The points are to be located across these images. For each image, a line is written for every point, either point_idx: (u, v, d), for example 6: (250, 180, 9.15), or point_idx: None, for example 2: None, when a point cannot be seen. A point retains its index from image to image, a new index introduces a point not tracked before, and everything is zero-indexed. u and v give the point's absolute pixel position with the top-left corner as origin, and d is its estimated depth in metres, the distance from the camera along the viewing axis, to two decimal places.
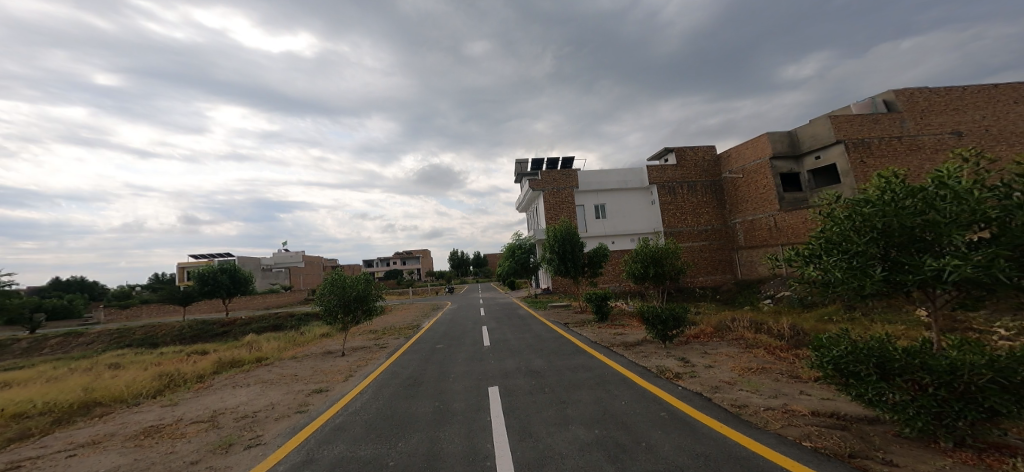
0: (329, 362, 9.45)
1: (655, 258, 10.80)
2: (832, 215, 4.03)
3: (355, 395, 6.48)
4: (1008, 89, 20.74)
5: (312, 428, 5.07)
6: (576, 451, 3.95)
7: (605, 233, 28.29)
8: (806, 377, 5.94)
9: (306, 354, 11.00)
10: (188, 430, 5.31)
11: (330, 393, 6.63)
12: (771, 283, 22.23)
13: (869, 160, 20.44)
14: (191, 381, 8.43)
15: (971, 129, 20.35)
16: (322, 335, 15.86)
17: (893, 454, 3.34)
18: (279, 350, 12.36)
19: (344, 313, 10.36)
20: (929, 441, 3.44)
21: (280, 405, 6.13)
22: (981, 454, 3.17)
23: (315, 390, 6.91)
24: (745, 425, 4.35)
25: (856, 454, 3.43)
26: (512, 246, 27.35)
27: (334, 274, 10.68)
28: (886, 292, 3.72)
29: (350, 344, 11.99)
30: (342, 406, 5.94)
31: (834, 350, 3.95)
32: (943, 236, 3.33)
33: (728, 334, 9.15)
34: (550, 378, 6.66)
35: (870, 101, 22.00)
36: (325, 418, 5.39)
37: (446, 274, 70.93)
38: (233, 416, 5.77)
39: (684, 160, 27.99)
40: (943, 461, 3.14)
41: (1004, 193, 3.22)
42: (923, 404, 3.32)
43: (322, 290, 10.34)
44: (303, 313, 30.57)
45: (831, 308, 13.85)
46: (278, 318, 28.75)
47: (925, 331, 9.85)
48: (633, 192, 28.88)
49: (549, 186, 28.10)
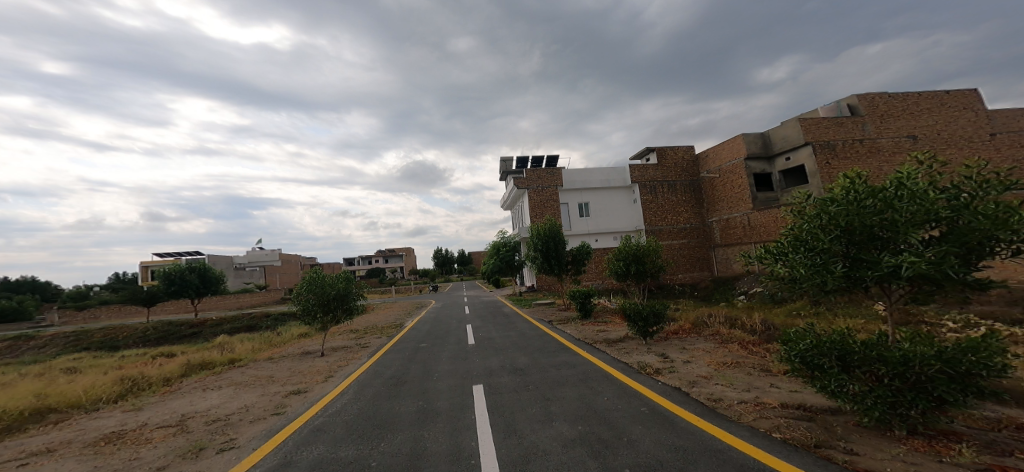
0: (307, 363, 9.25)
1: (636, 256, 10.98)
2: (802, 214, 4.18)
3: (335, 396, 6.34)
4: (959, 95, 22.05)
5: (288, 430, 4.95)
6: (560, 448, 4.00)
7: (588, 231, 28.60)
8: (777, 371, 6.18)
9: (283, 355, 10.73)
10: (154, 435, 5.11)
11: (308, 394, 6.50)
12: (744, 280, 22.98)
13: (835, 162, 21.33)
14: (157, 385, 8.09)
15: (925, 133, 21.61)
16: (300, 335, 15.52)
17: (853, 443, 3.53)
18: (254, 351, 12.02)
19: (324, 312, 10.11)
20: (885, 430, 3.68)
21: (255, 408, 5.97)
22: (928, 440, 3.43)
23: (293, 391, 6.77)
24: (719, 418, 4.50)
25: (820, 444, 3.60)
26: (496, 244, 27.31)
27: (314, 273, 10.40)
28: (848, 287, 3.91)
29: (329, 344, 11.72)
30: (323, 407, 5.84)
31: (800, 344, 4.11)
32: (900, 234, 3.53)
33: (706, 329, 9.41)
34: (535, 375, 6.72)
35: (836, 105, 22.93)
36: (303, 420, 5.28)
37: (431, 273, 70.17)
38: (203, 420, 5.59)
39: (664, 159, 28.55)
40: (898, 449, 3.34)
41: (954, 194, 3.46)
42: (879, 394, 3.52)
43: (300, 289, 10.09)
44: (278, 313, 29.76)
45: (800, 303, 14.47)
46: (252, 319, 27.75)
47: (882, 325, 10.48)
48: (615, 191, 29.25)
49: (534, 184, 28.16)
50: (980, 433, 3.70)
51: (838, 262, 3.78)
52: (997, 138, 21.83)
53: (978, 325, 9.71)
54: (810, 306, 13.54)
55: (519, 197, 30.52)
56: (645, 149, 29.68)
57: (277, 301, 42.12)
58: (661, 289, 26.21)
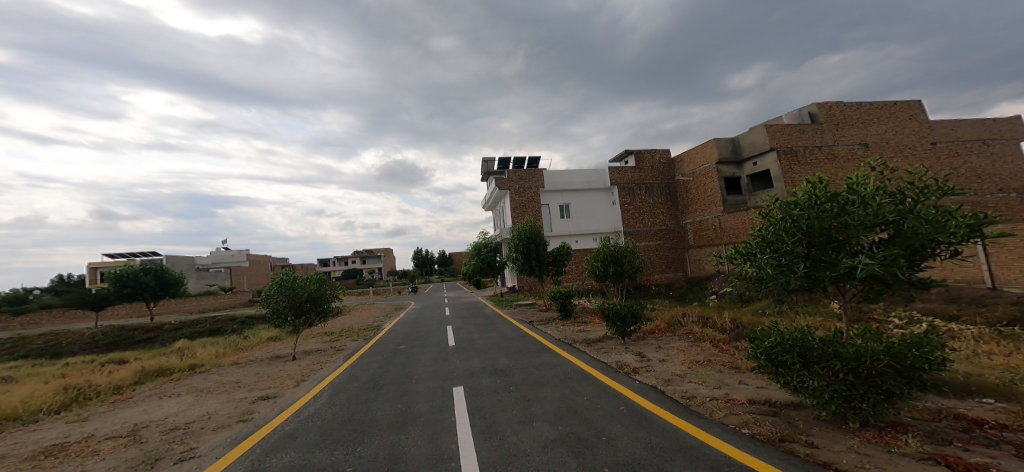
0: (277, 367, 8.94)
1: (615, 257, 11.18)
2: (768, 216, 4.40)
3: (308, 401, 6.16)
4: (905, 106, 23.69)
5: (256, 437, 4.77)
6: (540, 449, 4.03)
7: (568, 233, 28.88)
8: (745, 368, 6.44)
9: (251, 360, 10.32)
10: (103, 447, 4.82)
11: (278, 400, 6.29)
12: (716, 280, 23.79)
13: (797, 167, 22.38)
14: (106, 394, 7.61)
15: (875, 141, 23.09)
16: (270, 338, 14.94)
17: (813, 436, 3.74)
18: (218, 356, 11.49)
19: (295, 315, 9.79)
20: (841, 423, 3.92)
21: (219, 415, 5.73)
22: (878, 431, 3.68)
23: (261, 397, 6.53)
24: (693, 415, 4.66)
25: (784, 438, 3.78)
26: (477, 245, 27.16)
27: (284, 274, 10.04)
28: (809, 287, 4.14)
29: (302, 348, 11.36)
30: (294, 412, 5.67)
31: (766, 341, 4.30)
32: (854, 236, 3.77)
33: (680, 328, 9.69)
34: (516, 376, 6.74)
35: (798, 113, 24.11)
36: (271, 427, 5.10)
37: (410, 274, 69.25)
38: (159, 429, 5.31)
39: (642, 162, 29.25)
40: (852, 441, 3.56)
41: (900, 199, 3.74)
42: (836, 389, 3.74)
43: (270, 291, 9.71)
44: (245, 316, 28.55)
45: (766, 302, 15.16)
46: (216, 323, 26.47)
47: (838, 322, 11.14)
48: (595, 193, 29.65)
49: (514, 185, 28.23)
50: (923, 423, 4.00)
51: (801, 264, 4.00)
52: (937, 147, 23.56)
53: (921, 321, 10.47)
54: (774, 305, 14.21)
55: (501, 197, 30.51)
56: (624, 152, 30.28)
57: (244, 304, 40.37)
58: (638, 289, 26.75)
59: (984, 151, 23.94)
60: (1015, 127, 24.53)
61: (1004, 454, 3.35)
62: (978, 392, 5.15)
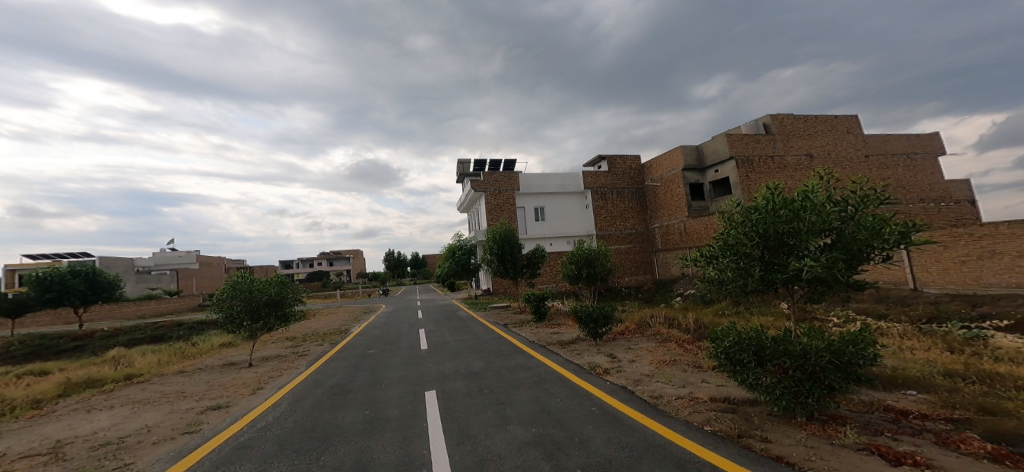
0: (230, 375, 8.42)
1: (588, 260, 11.37)
2: (730, 220, 4.63)
3: (265, 410, 5.83)
4: (844, 120, 25.68)
5: (204, 449, 4.47)
6: (514, 452, 4.02)
7: (543, 235, 29.11)
8: (707, 367, 6.73)
9: (200, 368, 9.66)
10: (19, 466, 4.35)
11: (230, 409, 5.91)
12: (681, 283, 24.75)
13: (753, 175, 23.75)
14: (23, 409, 6.86)
15: (819, 152, 24.90)
16: (222, 345, 14.03)
17: (767, 432, 3.95)
18: (159, 365, 10.63)
19: (252, 320, 9.27)
20: (790, 417, 4.18)
21: (162, 427, 5.32)
22: (821, 424, 3.96)
23: (211, 407, 6.13)
24: (660, 414, 4.81)
25: (741, 434, 3.98)
26: (452, 247, 26.83)
27: (240, 277, 9.48)
28: (763, 288, 4.40)
29: (259, 354, 10.76)
30: (249, 421, 5.35)
31: (725, 341, 4.51)
32: (803, 241, 4.05)
33: (648, 329, 9.99)
34: (490, 379, 6.69)
35: (754, 124, 25.59)
36: (223, 437, 4.80)
37: (380, 276, 67.47)
38: (88, 445, 4.85)
39: (614, 168, 30.04)
40: (801, 434, 3.81)
41: (844, 207, 4.04)
42: (786, 385, 3.99)
43: (222, 295, 9.12)
44: (195, 322, 26.72)
45: (725, 303, 15.93)
46: (157, 330, 24.55)
47: (787, 322, 11.92)
48: (569, 196, 30.04)
49: (490, 187, 28.16)
50: (860, 415, 4.34)
51: (756, 267, 4.23)
52: (870, 159, 25.72)
53: (855, 320, 11.43)
54: (732, 306, 14.97)
55: (476, 199, 30.36)
56: (597, 157, 30.99)
57: (192, 309, 37.76)
58: (609, 292, 27.32)
59: (908, 164, 26.40)
60: (934, 143, 27.22)
61: (926, 441, 3.69)
62: (903, 384, 5.65)
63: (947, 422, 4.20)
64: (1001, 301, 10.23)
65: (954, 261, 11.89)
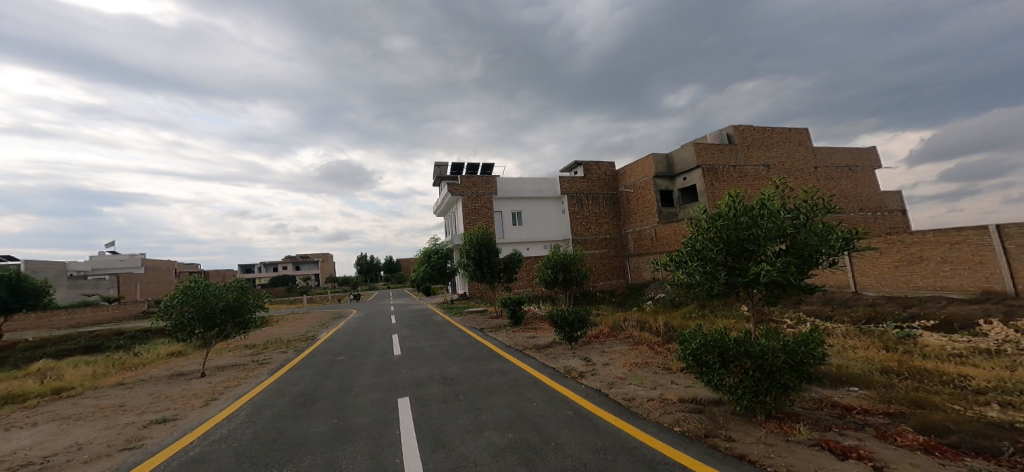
0: (180, 386, 7.85)
1: (564, 264, 11.48)
2: (696, 226, 4.82)
3: (220, 421, 5.47)
4: (796, 133, 27.36)
5: (147, 465, 4.13)
6: (490, 458, 3.96)
7: (520, 240, 29.16)
8: (676, 369, 6.94)
9: (144, 379, 8.93)
10: None
11: (178, 422, 5.50)
12: (652, 286, 25.44)
13: (717, 184, 24.86)
14: None
15: (774, 163, 26.43)
16: (170, 354, 13.04)
17: (731, 430, 4.10)
18: (94, 378, 9.72)
19: (206, 327, 8.68)
20: (750, 416, 4.36)
21: (97, 444, 4.86)
22: (778, 422, 4.15)
23: (156, 420, 5.67)
24: (632, 416, 4.89)
25: (708, 433, 4.10)
26: (427, 251, 26.38)
27: (193, 281, 8.87)
28: (728, 291, 4.60)
29: (213, 363, 10.09)
30: (200, 434, 4.99)
31: (692, 343, 4.67)
32: (761, 246, 4.27)
33: (621, 332, 10.19)
34: (466, 384, 6.59)
35: (719, 134, 26.81)
36: (169, 452, 4.45)
37: (350, 281, 65.35)
38: (5, 467, 4.35)
39: (590, 173, 30.61)
40: (760, 432, 3.99)
41: (797, 215, 4.28)
42: (747, 385, 4.17)
43: (172, 301, 8.49)
44: (139, 330, 24.77)
45: (692, 306, 16.51)
46: (94, 340, 22.52)
47: (747, 324, 12.52)
48: (546, 201, 30.25)
49: (467, 191, 27.97)
50: (812, 412, 4.60)
51: (721, 271, 4.42)
52: (818, 171, 27.54)
53: (806, 321, 12.19)
54: (697, 310, 15.53)
55: (453, 203, 29.99)
56: (573, 163, 31.49)
57: (135, 317, 34.96)
58: (585, 295, 27.65)
59: (850, 176, 28.48)
60: (872, 158, 29.49)
61: (868, 435, 3.94)
62: (846, 381, 6.05)
63: (885, 416, 4.52)
64: (928, 303, 11.22)
65: (888, 266, 12.89)
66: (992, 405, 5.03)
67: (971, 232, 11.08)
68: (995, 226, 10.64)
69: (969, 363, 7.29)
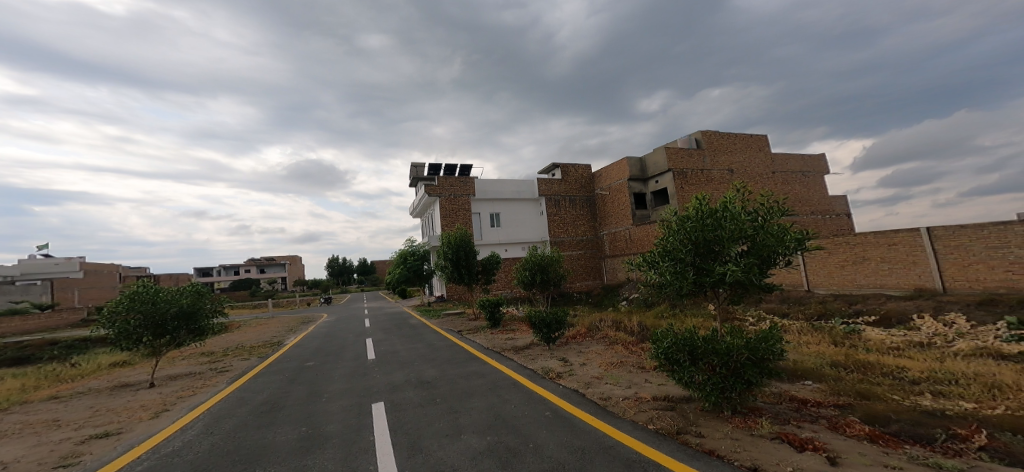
0: (127, 398, 7.31)
1: (542, 266, 11.52)
2: (666, 227, 4.94)
3: (172, 433, 5.13)
4: (756, 139, 28.67)
5: None
6: (468, 462, 3.90)
7: (498, 241, 29.11)
8: (649, 367, 7.09)
9: (85, 392, 8.26)
10: None
11: (123, 436, 5.11)
12: (627, 287, 25.99)
13: (687, 187, 25.72)
14: None
15: (737, 168, 27.62)
16: (117, 365, 12.11)
17: (701, 427, 4.22)
18: (27, 392, 8.89)
19: (157, 334, 8.12)
20: (718, 412, 4.50)
21: (27, 462, 4.44)
22: (742, 417, 4.31)
23: (98, 435, 5.26)
24: (609, 415, 4.95)
25: (680, 430, 4.20)
26: (404, 253, 25.89)
27: (142, 286, 8.28)
28: (696, 291, 4.74)
29: (165, 373, 9.46)
30: (149, 448, 4.64)
31: (664, 342, 4.78)
32: (726, 247, 4.44)
33: (598, 332, 10.34)
34: (443, 388, 6.47)
35: (688, 139, 27.74)
36: (112, 468, 4.12)
37: (321, 284, 63.11)
38: None
39: (568, 175, 30.97)
40: (727, 427, 4.12)
41: (757, 217, 4.49)
42: (715, 382, 4.30)
43: (117, 307, 7.88)
44: (76, 340, 22.84)
45: (664, 306, 16.97)
46: (28, 351, 20.58)
47: (713, 322, 13.02)
48: (524, 203, 30.33)
49: (445, 192, 27.64)
50: (773, 406, 4.80)
51: (690, 271, 4.56)
52: (776, 175, 29.01)
53: (765, 319, 12.79)
54: (668, 309, 15.98)
55: (429, 204, 29.55)
56: (551, 165, 31.76)
57: (71, 325, 32.17)
58: (563, 296, 27.90)
59: (802, 181, 30.13)
60: (821, 164, 31.26)
61: (822, 427, 4.15)
62: (801, 375, 6.38)
63: (835, 408, 4.78)
64: (869, 300, 12.06)
65: (835, 266, 13.71)
66: (926, 394, 5.42)
67: (905, 233, 11.94)
68: (925, 228, 11.51)
69: (905, 355, 7.85)
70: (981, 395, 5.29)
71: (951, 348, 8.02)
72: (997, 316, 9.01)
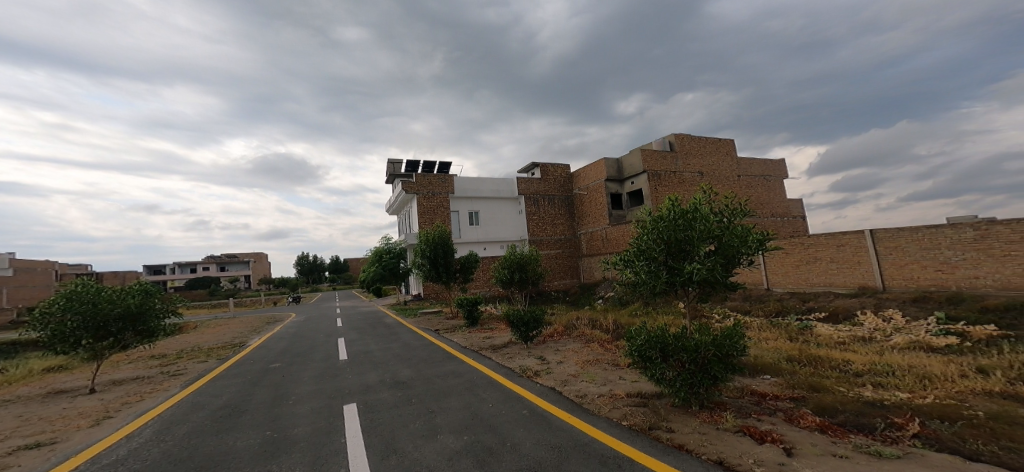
0: (66, 405, 6.76)
1: (520, 264, 11.50)
2: (640, 227, 5.02)
3: (114, 441, 4.78)
4: (724, 143, 29.69)
5: None
6: (444, 462, 3.83)
7: (477, 240, 28.92)
8: (624, 365, 7.20)
9: (14, 400, 7.56)
10: None
11: (58, 446, 4.71)
12: (602, 286, 26.41)
13: (660, 188, 26.40)
14: None
15: (706, 171, 28.54)
16: (54, 370, 11.16)
17: (671, 422, 4.31)
18: None
19: (98, 337, 7.55)
20: (687, 407, 4.61)
21: None
22: (709, 412, 4.43)
23: (29, 445, 4.82)
24: (585, 412, 4.99)
25: (652, 426, 4.27)
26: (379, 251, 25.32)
27: (82, 284, 7.68)
28: (668, 290, 4.85)
29: (107, 378, 8.80)
30: (88, 458, 4.29)
31: (637, 340, 4.85)
32: (696, 247, 4.54)
33: (574, 331, 10.43)
34: (418, 388, 6.34)
35: (661, 141, 28.43)
36: None
37: (289, 283, 60.64)
38: None
39: (546, 175, 31.13)
40: (695, 422, 4.23)
41: (723, 218, 4.62)
42: (684, 378, 4.41)
43: (53, 307, 7.27)
44: (6, 344, 20.93)
45: (637, 304, 17.33)
46: None
47: (682, 319, 13.43)
48: (504, 202, 30.23)
49: (422, 190, 27.19)
50: (736, 400, 4.96)
51: (663, 271, 4.64)
52: (741, 179, 30.20)
53: (729, 317, 13.31)
54: (642, 308, 16.32)
55: (406, 201, 29.00)
56: (530, 165, 31.84)
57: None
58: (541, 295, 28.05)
59: (764, 184, 31.50)
60: (781, 168, 32.74)
61: (779, 420, 4.32)
62: (761, 370, 6.65)
63: (791, 401, 5.00)
64: (820, 297, 12.77)
65: (792, 266, 14.40)
66: (868, 386, 5.78)
67: (852, 235, 12.68)
68: (869, 231, 12.24)
69: (850, 349, 8.34)
70: (915, 385, 5.68)
71: (890, 342, 8.58)
72: (929, 311, 9.73)
